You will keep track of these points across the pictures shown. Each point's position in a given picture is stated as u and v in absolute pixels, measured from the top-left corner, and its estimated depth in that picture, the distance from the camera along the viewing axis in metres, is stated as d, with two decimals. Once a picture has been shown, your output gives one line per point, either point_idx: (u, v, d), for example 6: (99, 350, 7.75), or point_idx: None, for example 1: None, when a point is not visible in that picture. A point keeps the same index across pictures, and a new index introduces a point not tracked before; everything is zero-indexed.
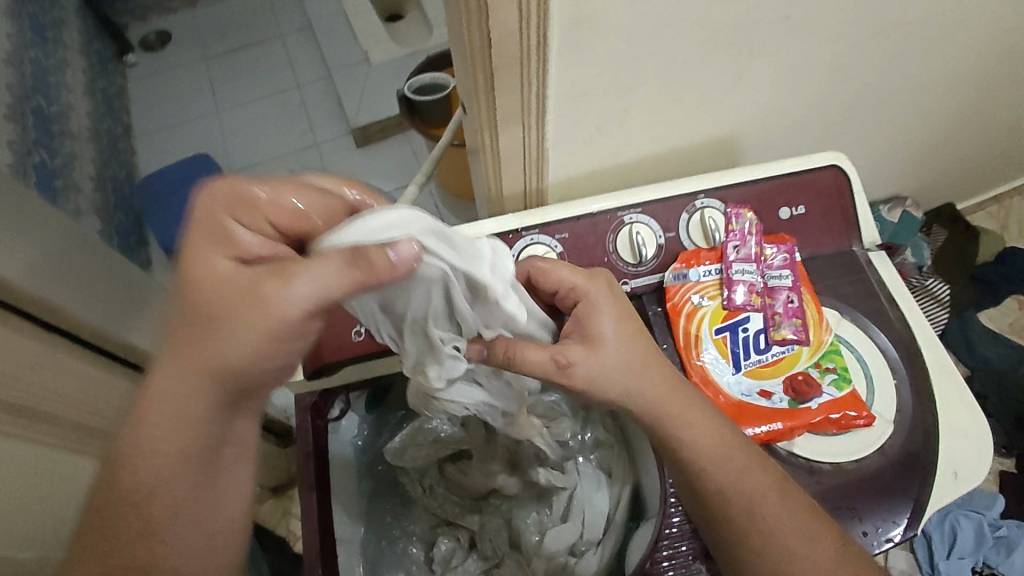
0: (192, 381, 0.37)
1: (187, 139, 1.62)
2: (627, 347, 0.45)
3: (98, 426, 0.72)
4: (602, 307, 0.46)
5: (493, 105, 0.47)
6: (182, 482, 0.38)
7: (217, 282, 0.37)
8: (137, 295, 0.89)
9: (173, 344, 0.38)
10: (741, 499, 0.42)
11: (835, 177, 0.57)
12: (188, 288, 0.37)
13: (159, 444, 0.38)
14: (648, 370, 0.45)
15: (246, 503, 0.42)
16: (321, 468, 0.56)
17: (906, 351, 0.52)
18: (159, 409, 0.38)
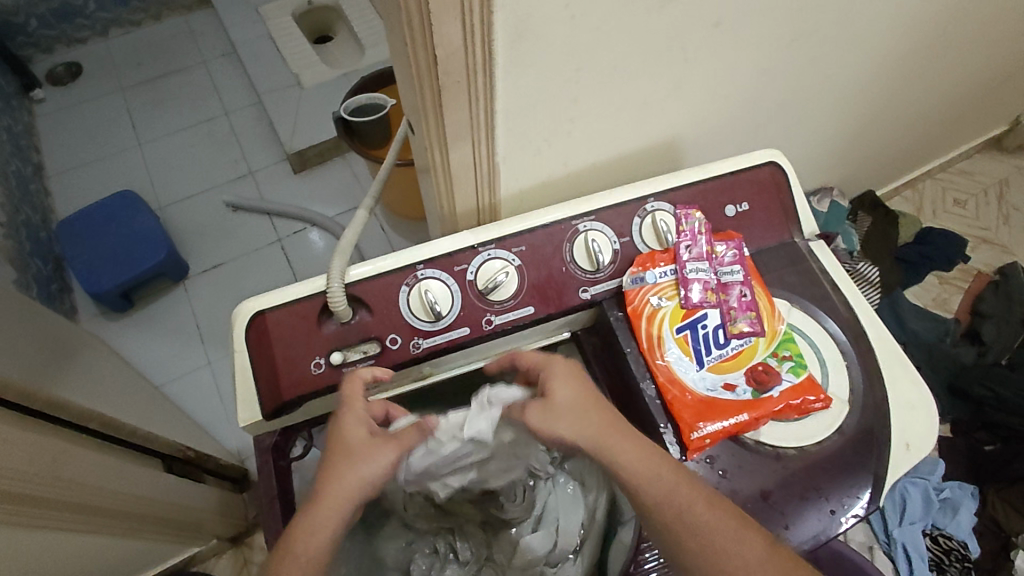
0: (343, 489, 0.42)
1: (107, 175, 1.53)
2: (581, 401, 0.44)
3: (52, 497, 0.64)
4: (560, 374, 0.46)
5: (442, 123, 0.47)
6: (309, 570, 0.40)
7: (362, 439, 0.44)
8: (61, 346, 0.83)
9: (325, 464, 0.44)
10: (669, 510, 0.41)
11: (772, 173, 0.60)
12: (338, 425, 0.45)
13: (311, 539, 0.40)
14: (586, 415, 0.44)
15: None
16: (290, 514, 0.52)
17: (853, 333, 0.55)
18: (310, 516, 0.41)
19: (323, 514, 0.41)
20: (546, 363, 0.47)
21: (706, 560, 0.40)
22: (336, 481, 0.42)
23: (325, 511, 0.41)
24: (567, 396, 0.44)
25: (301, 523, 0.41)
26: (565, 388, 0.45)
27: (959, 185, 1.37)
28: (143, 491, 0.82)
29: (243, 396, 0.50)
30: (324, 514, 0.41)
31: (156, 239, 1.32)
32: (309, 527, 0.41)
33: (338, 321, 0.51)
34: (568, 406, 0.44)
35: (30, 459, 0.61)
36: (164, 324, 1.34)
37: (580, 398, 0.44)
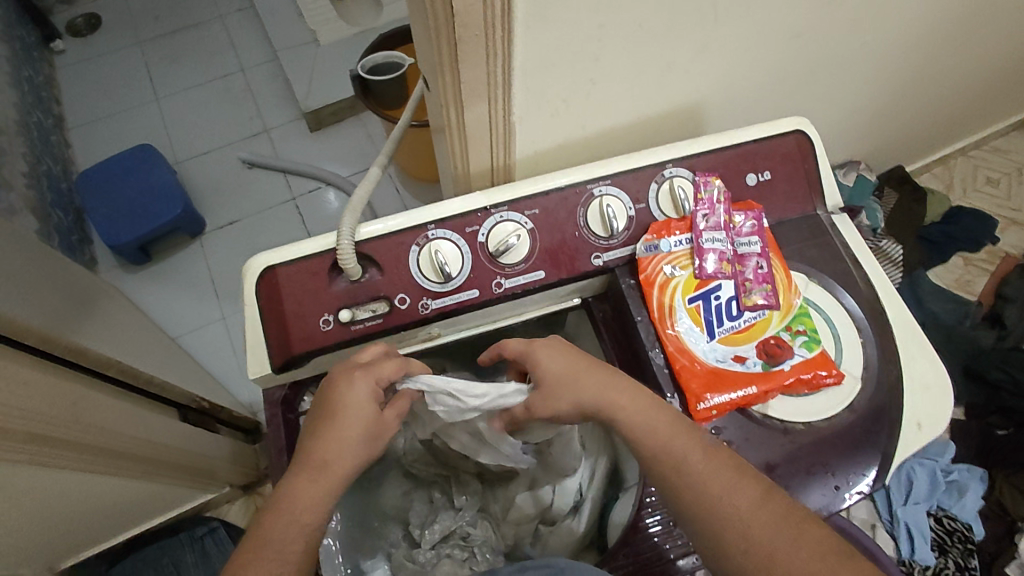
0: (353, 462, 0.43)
1: (126, 129, 1.53)
2: (570, 368, 0.46)
3: (72, 439, 0.67)
4: (547, 360, 0.47)
5: (458, 80, 0.45)
6: (303, 524, 0.40)
7: (373, 415, 0.45)
8: (79, 297, 0.84)
9: (339, 434, 0.43)
10: (665, 459, 0.41)
11: (798, 141, 0.58)
12: (353, 399, 0.45)
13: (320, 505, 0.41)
14: (584, 379, 0.46)
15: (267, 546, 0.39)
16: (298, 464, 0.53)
17: (870, 310, 0.53)
18: (324, 484, 0.41)
19: (331, 481, 0.42)
20: (529, 351, 0.48)
21: (698, 512, 0.39)
22: (347, 452, 0.43)
23: (333, 481, 0.42)
24: (558, 364, 0.47)
25: (310, 489, 0.41)
26: (553, 359, 0.47)
27: (993, 163, 1.32)
28: (161, 438, 0.85)
29: (252, 350, 0.51)
30: (333, 484, 0.42)
31: (172, 193, 1.33)
32: (313, 492, 0.41)
33: (348, 279, 0.51)
34: (561, 374, 0.46)
35: (49, 402, 0.63)
36: (180, 278, 1.36)
37: (568, 364, 0.46)
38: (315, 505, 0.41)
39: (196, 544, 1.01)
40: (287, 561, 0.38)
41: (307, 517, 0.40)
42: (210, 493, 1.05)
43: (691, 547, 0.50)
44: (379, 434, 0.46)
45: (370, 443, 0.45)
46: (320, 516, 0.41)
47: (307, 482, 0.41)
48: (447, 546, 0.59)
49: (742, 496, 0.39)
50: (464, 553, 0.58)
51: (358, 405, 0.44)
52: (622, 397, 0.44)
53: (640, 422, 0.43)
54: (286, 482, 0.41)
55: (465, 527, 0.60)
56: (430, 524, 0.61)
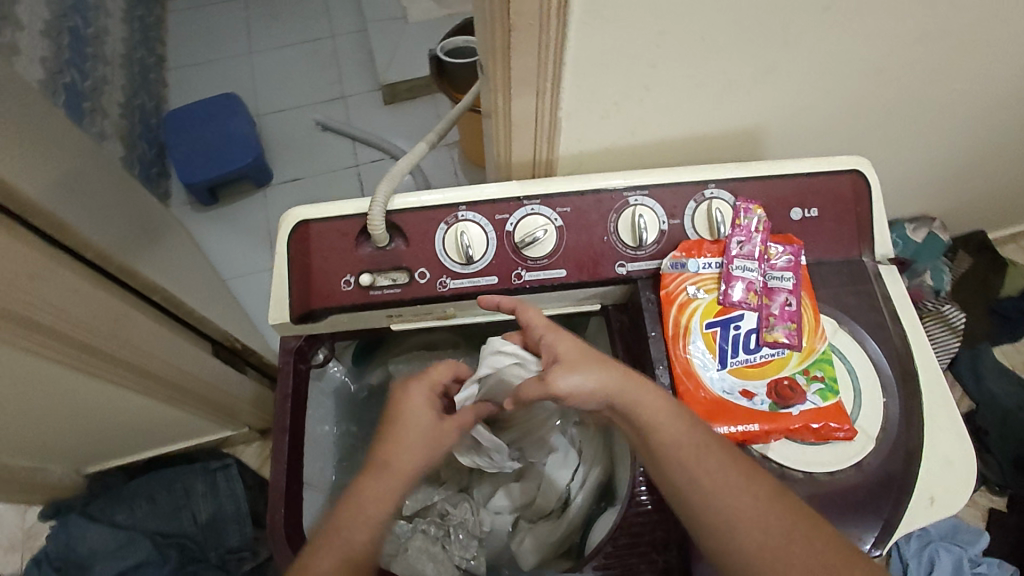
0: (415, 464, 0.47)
1: (218, 77, 1.62)
2: (584, 354, 0.45)
3: (107, 350, 0.72)
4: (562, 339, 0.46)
5: (508, 66, 0.46)
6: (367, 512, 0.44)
7: (431, 422, 0.49)
8: (142, 223, 0.90)
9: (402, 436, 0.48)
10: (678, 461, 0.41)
11: (854, 182, 0.55)
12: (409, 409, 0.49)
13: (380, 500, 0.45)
14: (603, 365, 0.44)
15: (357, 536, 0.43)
16: (298, 413, 0.55)
17: (900, 369, 0.50)
18: (385, 480, 0.46)
19: (396, 481, 0.46)
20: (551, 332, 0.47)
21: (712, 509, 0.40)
22: (408, 452, 0.47)
23: (396, 476, 0.46)
24: (569, 349, 0.45)
25: (374, 482, 0.46)
26: (564, 344, 0.46)
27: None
28: (191, 367, 0.90)
29: (275, 296, 0.53)
30: (396, 479, 0.46)
31: (246, 143, 1.40)
32: (378, 490, 0.45)
33: (375, 245, 0.52)
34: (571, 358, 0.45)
35: (94, 312, 0.69)
36: (241, 224, 1.43)
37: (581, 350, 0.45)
38: (381, 500, 0.45)
39: (209, 476, 1.05)
40: (355, 546, 0.43)
41: (374, 508, 0.45)
42: (229, 429, 1.11)
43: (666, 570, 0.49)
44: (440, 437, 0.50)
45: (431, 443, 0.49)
46: (383, 511, 0.45)
47: (372, 478, 0.46)
48: (423, 521, 0.64)
49: (760, 506, 0.39)
50: (439, 531, 0.63)
51: (415, 410, 0.49)
52: (649, 396, 0.43)
53: (663, 423, 0.42)
54: (360, 477, 0.46)
55: (444, 505, 0.65)
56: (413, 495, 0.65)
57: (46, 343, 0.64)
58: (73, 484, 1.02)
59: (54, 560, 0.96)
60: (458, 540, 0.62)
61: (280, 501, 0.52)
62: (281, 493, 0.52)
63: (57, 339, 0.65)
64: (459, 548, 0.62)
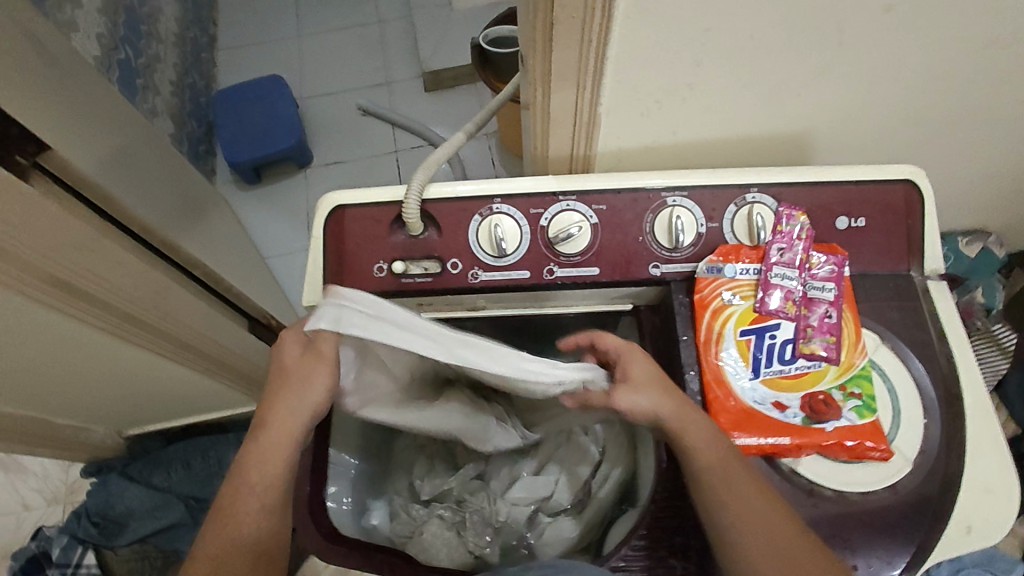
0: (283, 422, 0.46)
1: (267, 59, 1.65)
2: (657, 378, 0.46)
3: (150, 321, 0.75)
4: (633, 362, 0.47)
5: (549, 58, 0.45)
6: (250, 482, 0.45)
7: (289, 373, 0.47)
8: (186, 199, 0.93)
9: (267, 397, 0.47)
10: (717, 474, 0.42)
11: (907, 193, 0.52)
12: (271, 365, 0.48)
13: (260, 469, 0.45)
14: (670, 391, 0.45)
15: (248, 507, 0.45)
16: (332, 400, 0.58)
17: (944, 391, 0.48)
18: (259, 450, 0.46)
19: (273, 445, 0.46)
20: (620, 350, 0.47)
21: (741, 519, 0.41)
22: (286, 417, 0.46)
23: (273, 453, 0.46)
24: (646, 373, 0.46)
25: (254, 458, 0.46)
26: (641, 366, 0.46)
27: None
28: (227, 340, 0.93)
29: (310, 279, 0.54)
30: (272, 456, 0.46)
31: (290, 125, 1.43)
32: (256, 459, 0.46)
33: (409, 233, 0.53)
34: (647, 381, 0.45)
35: (137, 285, 0.71)
36: (282, 204, 1.46)
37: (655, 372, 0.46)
38: (263, 469, 0.45)
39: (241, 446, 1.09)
40: (246, 524, 0.44)
41: (263, 475, 0.45)
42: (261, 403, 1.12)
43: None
44: (312, 402, 0.46)
45: (294, 402, 0.46)
46: (269, 480, 0.45)
47: (252, 446, 0.46)
48: (440, 507, 0.67)
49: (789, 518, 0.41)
50: (455, 517, 0.66)
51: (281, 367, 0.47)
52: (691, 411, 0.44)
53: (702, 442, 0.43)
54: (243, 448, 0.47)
55: (462, 492, 0.69)
56: (433, 475, 0.70)
57: (93, 311, 0.67)
58: (115, 445, 1.07)
59: (93, 516, 1.00)
60: (472, 526, 0.65)
61: (304, 480, 0.55)
62: (307, 470, 0.56)
63: (102, 308, 0.68)
64: (474, 535, 0.65)
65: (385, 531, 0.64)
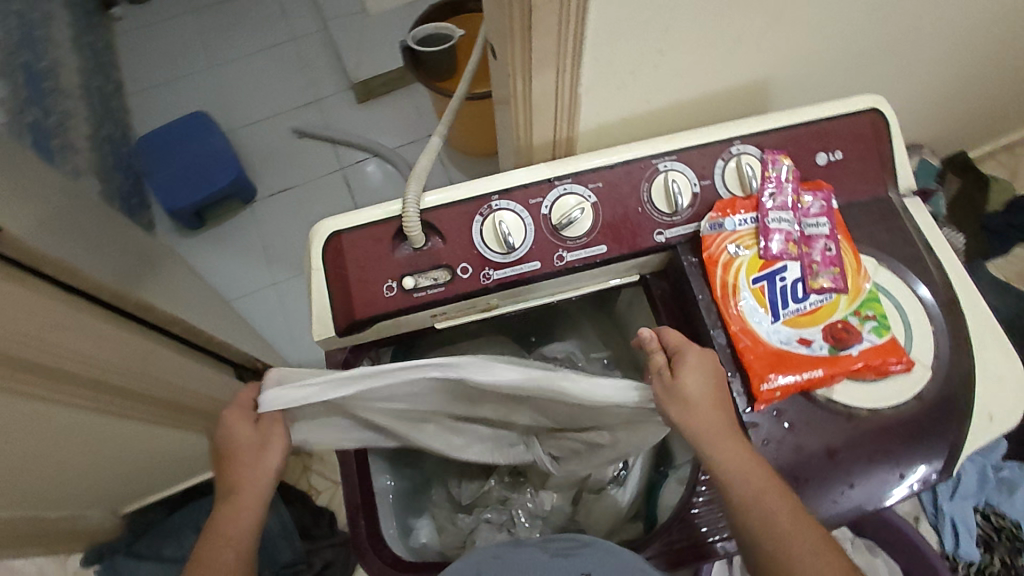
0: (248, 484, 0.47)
1: (183, 96, 1.56)
2: (708, 401, 0.44)
3: (138, 389, 0.72)
4: (697, 369, 0.45)
5: (529, 46, 0.45)
6: (223, 535, 0.46)
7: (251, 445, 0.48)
8: (141, 256, 0.87)
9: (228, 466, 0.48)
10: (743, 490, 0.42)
11: (873, 121, 0.55)
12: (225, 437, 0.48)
13: (234, 527, 0.46)
14: (712, 407, 0.44)
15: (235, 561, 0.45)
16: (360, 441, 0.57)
17: (943, 297, 0.52)
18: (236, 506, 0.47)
19: (246, 502, 0.47)
20: (683, 348, 0.46)
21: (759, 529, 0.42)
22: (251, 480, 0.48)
23: (244, 508, 0.47)
24: (698, 387, 0.45)
25: (230, 514, 0.46)
26: (697, 380, 0.45)
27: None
28: (219, 393, 0.90)
29: (318, 312, 0.52)
30: (243, 511, 0.47)
31: (225, 161, 1.37)
32: (232, 517, 0.46)
33: (411, 246, 0.52)
34: (701, 399, 0.44)
35: (121, 355, 0.67)
36: (234, 244, 1.40)
37: (708, 395, 0.44)
38: (239, 523, 0.46)
39: None
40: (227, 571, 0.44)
41: (237, 531, 0.46)
42: None
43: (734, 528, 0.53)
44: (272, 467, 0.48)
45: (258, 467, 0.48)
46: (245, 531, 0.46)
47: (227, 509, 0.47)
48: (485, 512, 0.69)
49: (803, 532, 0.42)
50: (501, 517, 0.68)
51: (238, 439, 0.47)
52: (715, 418, 0.44)
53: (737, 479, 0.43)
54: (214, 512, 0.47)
55: (503, 492, 0.71)
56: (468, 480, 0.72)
57: (78, 392, 0.63)
58: (114, 526, 1.01)
59: None
60: (521, 523, 0.67)
61: (358, 509, 0.55)
62: (357, 505, 0.55)
63: (89, 388, 0.64)
64: (524, 528, 0.66)
65: (435, 545, 0.66)
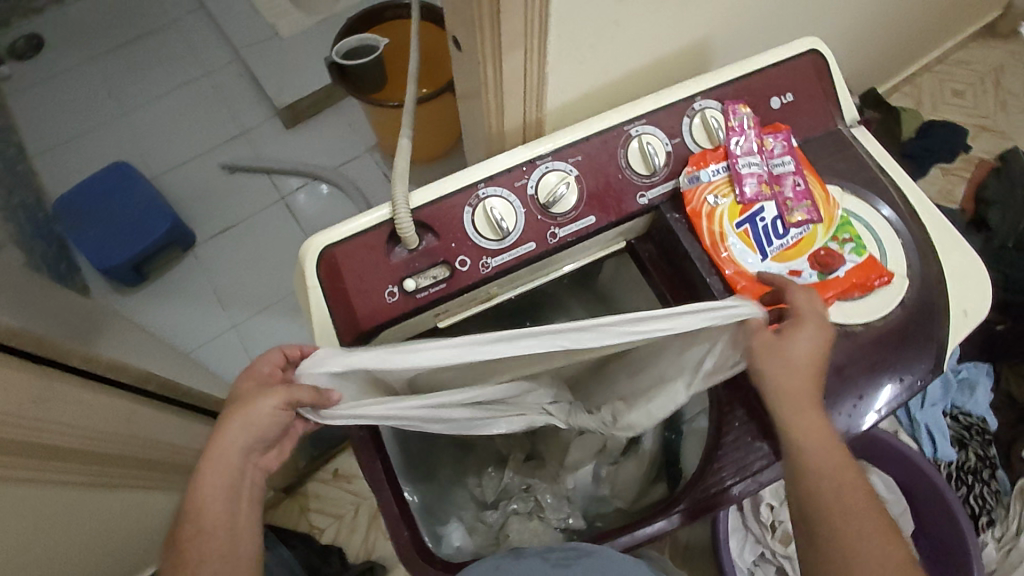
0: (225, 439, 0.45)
1: (96, 149, 1.47)
2: (810, 362, 0.46)
3: (122, 454, 0.67)
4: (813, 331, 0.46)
5: (498, 30, 0.46)
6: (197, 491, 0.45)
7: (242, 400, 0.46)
8: (95, 317, 0.82)
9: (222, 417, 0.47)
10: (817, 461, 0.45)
11: (814, 61, 0.59)
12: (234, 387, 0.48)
13: (205, 485, 0.45)
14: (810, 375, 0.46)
15: (198, 516, 0.44)
16: (384, 452, 0.56)
17: (903, 212, 0.56)
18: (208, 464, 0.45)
19: (219, 457, 0.45)
20: (806, 313, 0.47)
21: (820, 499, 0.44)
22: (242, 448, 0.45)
23: (219, 464, 0.45)
24: (804, 349, 0.46)
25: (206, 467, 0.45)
26: (805, 345, 0.46)
27: (970, 61, 1.31)
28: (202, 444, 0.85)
29: (321, 331, 0.51)
30: (219, 467, 0.45)
31: (158, 209, 1.30)
32: (206, 472, 0.45)
33: (406, 248, 0.51)
34: (807, 363, 0.46)
35: (103, 420, 0.62)
36: (182, 293, 1.33)
37: (817, 350, 0.46)
38: (210, 479, 0.45)
39: None
40: (194, 528, 0.44)
41: (205, 489, 0.45)
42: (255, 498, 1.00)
43: (764, 468, 0.54)
44: (252, 425, 0.45)
45: (240, 423, 0.45)
46: (213, 490, 0.45)
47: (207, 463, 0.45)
48: (510, 503, 0.72)
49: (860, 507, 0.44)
50: (528, 506, 0.71)
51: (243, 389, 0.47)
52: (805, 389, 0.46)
53: (813, 448, 0.45)
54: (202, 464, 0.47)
55: (524, 480, 0.73)
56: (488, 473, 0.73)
57: (67, 468, 0.59)
58: None
59: None
60: (550, 506, 0.70)
61: (400, 523, 0.55)
62: (397, 516, 0.55)
63: (76, 460, 0.59)
64: (552, 511, 0.70)
65: (471, 547, 0.64)
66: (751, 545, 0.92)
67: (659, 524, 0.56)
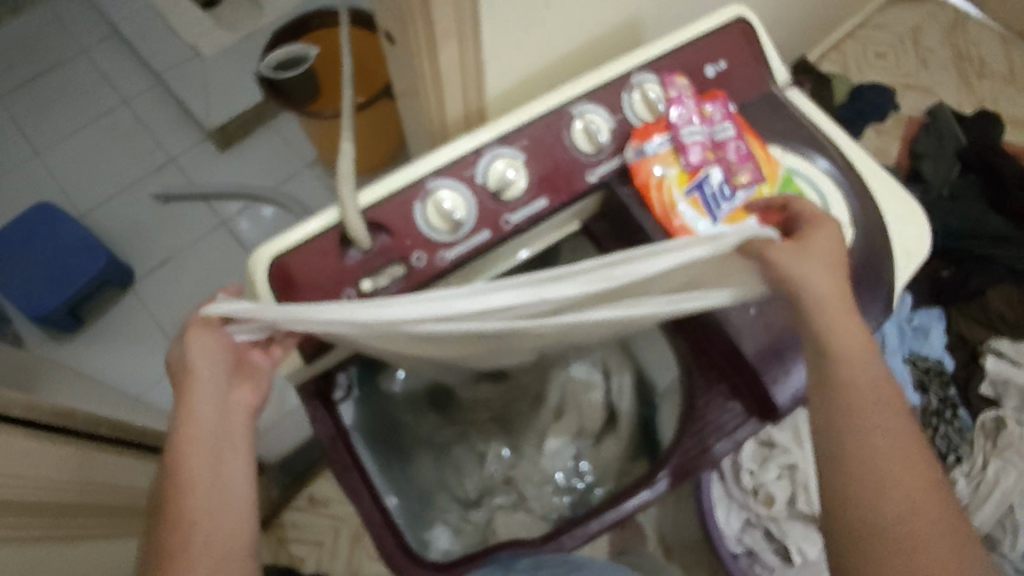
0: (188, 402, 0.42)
1: (17, 193, 1.39)
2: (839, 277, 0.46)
3: (80, 504, 0.63)
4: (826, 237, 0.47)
5: (428, 23, 0.45)
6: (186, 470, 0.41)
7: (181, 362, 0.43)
8: (31, 366, 0.76)
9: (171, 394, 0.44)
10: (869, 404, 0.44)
11: (742, 28, 0.60)
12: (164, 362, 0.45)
13: (188, 458, 0.42)
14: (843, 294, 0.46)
15: (199, 490, 0.41)
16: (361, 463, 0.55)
17: (842, 165, 0.58)
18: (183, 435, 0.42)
19: (194, 421, 0.42)
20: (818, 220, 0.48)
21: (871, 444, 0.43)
22: (212, 410, 0.43)
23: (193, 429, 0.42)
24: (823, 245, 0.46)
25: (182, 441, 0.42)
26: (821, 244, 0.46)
27: (887, 24, 1.37)
28: None
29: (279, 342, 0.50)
30: (194, 432, 0.42)
31: (91, 246, 1.23)
32: (183, 445, 0.42)
33: (359, 250, 0.50)
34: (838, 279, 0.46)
35: (53, 470, 0.59)
36: (129, 332, 1.27)
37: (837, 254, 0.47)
38: (189, 448, 0.42)
39: None
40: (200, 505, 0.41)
41: (191, 462, 0.41)
42: None
43: (740, 428, 0.55)
44: (206, 375, 0.43)
45: (195, 380, 0.43)
46: (197, 458, 0.42)
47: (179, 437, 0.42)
48: (494, 499, 0.71)
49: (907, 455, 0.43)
50: (512, 497, 0.70)
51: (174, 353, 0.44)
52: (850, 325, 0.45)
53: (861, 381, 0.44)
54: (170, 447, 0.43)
55: (505, 472, 0.71)
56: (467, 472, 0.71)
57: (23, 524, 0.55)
58: None
59: None
60: (534, 494, 0.70)
61: (385, 530, 0.53)
62: (381, 525, 0.53)
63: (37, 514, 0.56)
64: (537, 499, 0.70)
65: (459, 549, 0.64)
66: (736, 512, 0.93)
67: (643, 495, 0.55)
